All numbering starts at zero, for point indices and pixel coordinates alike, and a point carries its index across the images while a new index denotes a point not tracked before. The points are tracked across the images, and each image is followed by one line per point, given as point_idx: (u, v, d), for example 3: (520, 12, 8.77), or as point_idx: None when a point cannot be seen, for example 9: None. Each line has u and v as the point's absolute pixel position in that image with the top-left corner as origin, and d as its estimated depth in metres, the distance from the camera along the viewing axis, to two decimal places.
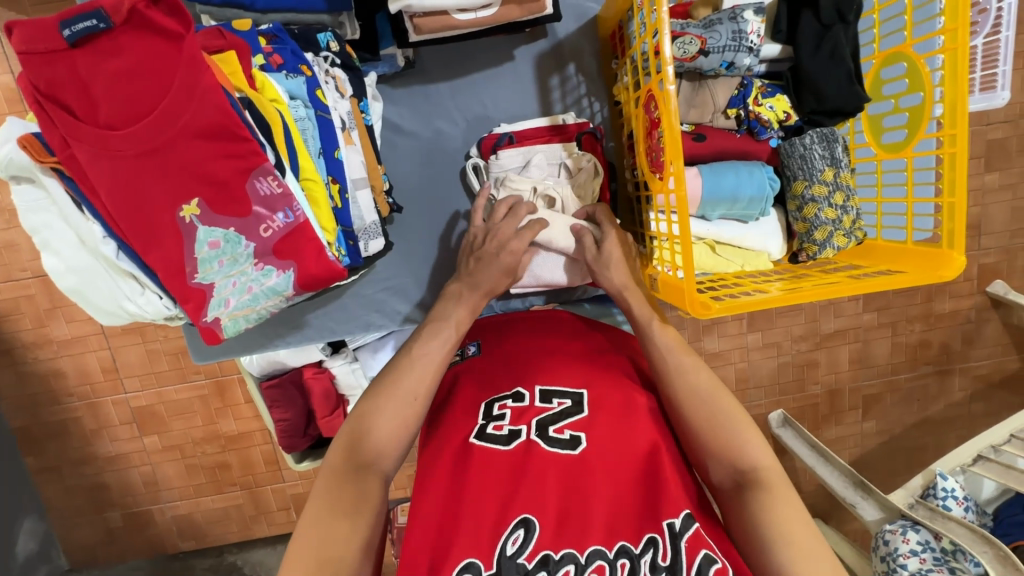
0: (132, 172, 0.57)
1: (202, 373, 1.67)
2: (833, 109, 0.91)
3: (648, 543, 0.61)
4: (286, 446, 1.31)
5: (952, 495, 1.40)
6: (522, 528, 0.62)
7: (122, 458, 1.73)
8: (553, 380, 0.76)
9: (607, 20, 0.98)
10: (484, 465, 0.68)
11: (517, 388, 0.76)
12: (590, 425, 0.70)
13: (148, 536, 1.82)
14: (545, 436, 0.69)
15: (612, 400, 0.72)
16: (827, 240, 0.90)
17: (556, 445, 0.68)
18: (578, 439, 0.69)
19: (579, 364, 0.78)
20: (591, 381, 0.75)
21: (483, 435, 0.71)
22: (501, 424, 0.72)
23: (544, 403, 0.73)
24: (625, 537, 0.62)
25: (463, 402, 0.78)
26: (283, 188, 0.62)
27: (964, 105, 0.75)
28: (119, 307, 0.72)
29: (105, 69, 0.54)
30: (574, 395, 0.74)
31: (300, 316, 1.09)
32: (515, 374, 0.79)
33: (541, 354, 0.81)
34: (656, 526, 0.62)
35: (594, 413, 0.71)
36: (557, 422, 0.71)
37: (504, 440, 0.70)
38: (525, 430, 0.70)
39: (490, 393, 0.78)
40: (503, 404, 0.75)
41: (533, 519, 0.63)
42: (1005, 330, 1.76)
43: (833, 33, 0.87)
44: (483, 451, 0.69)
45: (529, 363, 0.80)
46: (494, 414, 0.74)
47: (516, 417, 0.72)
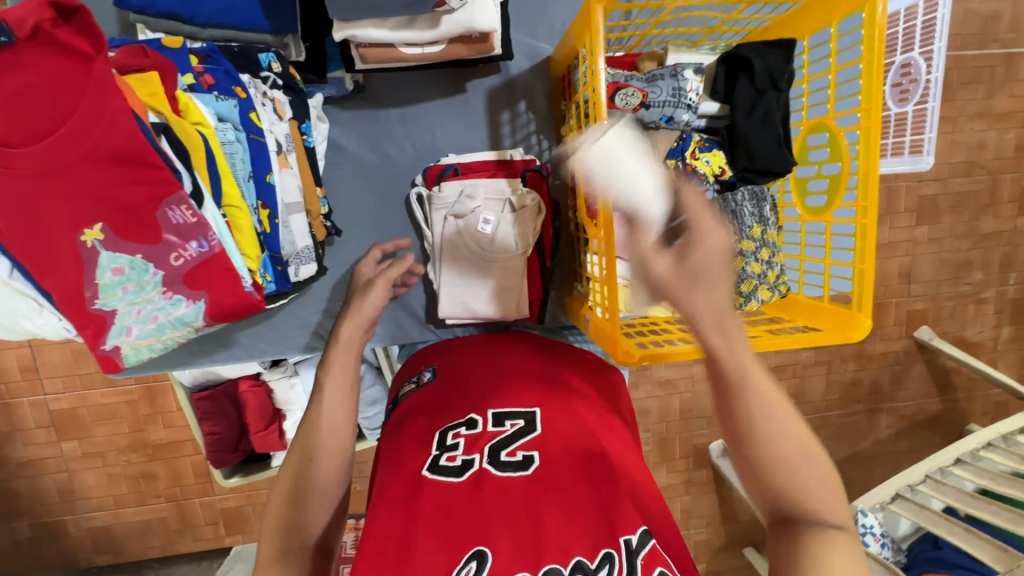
0: (29, 192, 0.54)
1: (132, 377, 1.58)
2: (764, 169, 0.93)
3: (605, 559, 0.55)
4: (215, 460, 1.26)
5: (871, 531, 1.46)
6: (474, 560, 0.57)
7: (36, 464, 1.62)
8: (506, 405, 0.76)
9: (558, 62, 1.00)
10: (435, 495, 0.64)
11: (470, 415, 0.75)
12: (543, 444, 0.68)
13: (59, 549, 1.70)
14: (497, 461, 0.67)
15: (564, 419, 0.72)
16: (752, 292, 0.94)
17: (507, 468, 0.66)
18: (530, 459, 0.66)
19: (533, 388, 0.79)
20: (543, 402, 0.75)
21: (436, 467, 0.68)
22: (454, 455, 0.69)
23: (497, 427, 0.72)
24: (581, 552, 0.56)
25: (414, 432, 0.76)
26: (198, 218, 0.60)
27: (874, 181, 0.80)
28: (15, 324, 0.67)
29: (2, 84, 0.51)
30: (526, 415, 0.73)
31: (229, 334, 1.05)
32: (468, 400, 0.78)
33: (499, 382, 0.81)
34: (613, 541, 0.57)
35: (547, 431, 0.70)
36: (509, 444, 0.69)
37: (456, 471, 0.67)
38: (477, 458, 0.68)
39: (444, 421, 0.76)
40: (456, 433, 0.72)
41: (484, 548, 0.57)
42: (928, 373, 1.87)
43: (765, 98, 0.90)
44: (434, 484, 0.66)
45: (485, 393, 0.79)
46: (447, 444, 0.71)
47: (470, 445, 0.70)
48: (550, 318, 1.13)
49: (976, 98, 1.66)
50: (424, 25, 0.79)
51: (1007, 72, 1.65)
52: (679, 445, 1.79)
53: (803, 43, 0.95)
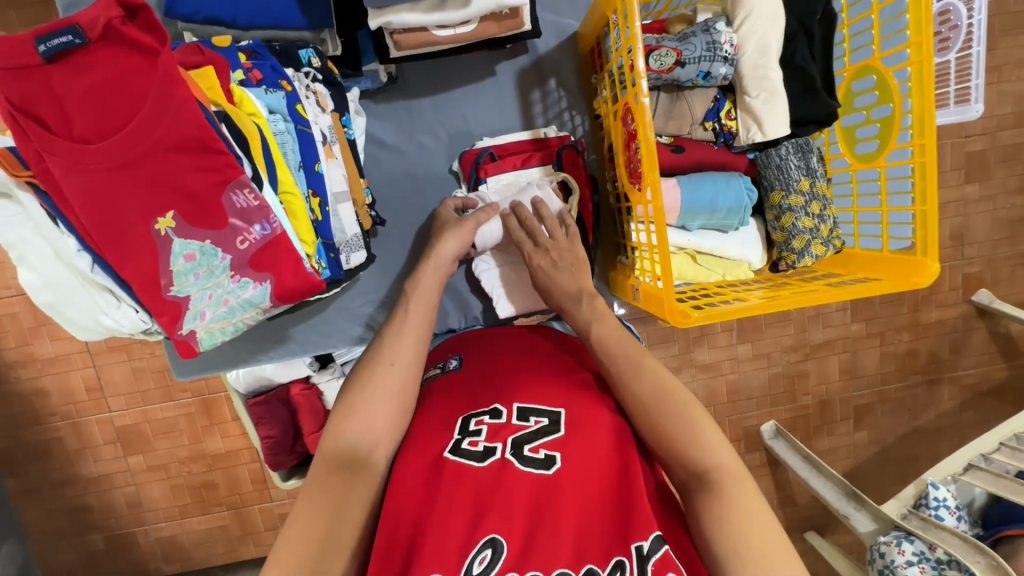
0: (107, 185, 0.57)
1: (188, 391, 1.65)
2: (801, 119, 0.92)
3: (616, 567, 0.57)
4: (272, 463, 1.31)
5: (944, 504, 1.38)
6: (490, 548, 0.59)
7: (105, 479, 1.70)
8: (531, 398, 0.73)
9: (586, 35, 1.00)
10: (456, 480, 0.64)
11: (496, 404, 0.73)
12: (567, 445, 0.66)
13: (131, 559, 1.78)
14: (520, 455, 0.66)
15: (589, 419, 0.69)
16: (805, 248, 0.91)
17: (530, 464, 0.65)
18: (552, 459, 0.65)
19: (557, 383, 0.75)
20: (570, 401, 0.72)
21: (458, 450, 0.68)
22: (476, 440, 0.69)
23: (520, 422, 0.70)
24: (592, 559, 0.58)
25: (440, 408, 0.76)
26: (260, 201, 0.62)
27: (931, 118, 0.77)
28: (94, 321, 0.71)
29: (78, 84, 0.54)
30: (552, 414, 0.70)
31: (284, 330, 1.08)
32: (493, 389, 0.76)
33: (522, 371, 0.78)
34: (623, 549, 0.58)
35: (571, 433, 0.68)
36: (533, 440, 0.67)
37: (478, 456, 0.67)
38: (500, 448, 0.67)
39: (469, 406, 0.75)
40: (480, 419, 0.72)
41: (500, 539, 0.59)
42: (991, 338, 1.77)
43: (795, 42, 0.90)
44: (456, 465, 0.66)
45: (510, 381, 0.77)
46: (470, 429, 0.71)
47: (493, 434, 0.69)
48: None
49: (1021, 45, 1.57)
50: (456, 5, 0.80)
51: None
52: (729, 428, 1.75)
53: None
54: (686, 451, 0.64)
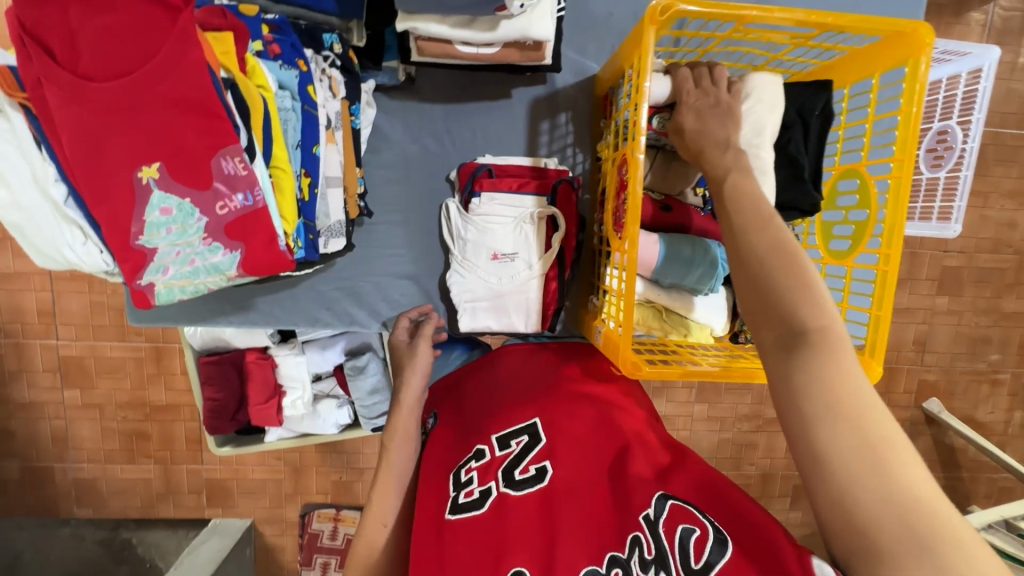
0: (99, 124, 0.58)
1: (143, 335, 1.62)
2: (785, 206, 0.95)
3: (634, 543, 0.56)
4: (210, 427, 1.29)
5: None
6: None
7: (36, 407, 1.65)
8: (504, 425, 0.75)
9: (603, 80, 1.04)
10: (465, 532, 0.64)
11: (477, 446, 0.74)
12: (551, 451, 0.68)
13: (43, 495, 1.71)
14: (513, 481, 0.66)
15: (564, 422, 0.72)
16: None
17: (525, 485, 0.65)
18: (543, 470, 0.66)
19: (529, 403, 0.77)
20: (541, 410, 0.75)
21: (457, 507, 0.67)
22: (471, 489, 0.68)
23: (504, 450, 0.71)
24: (611, 546, 0.57)
25: (430, 472, 0.75)
26: (248, 171, 0.63)
27: (900, 232, 0.81)
28: (56, 253, 0.70)
29: (94, 23, 0.55)
30: (528, 429, 0.72)
31: (249, 298, 1.08)
32: (475, 432, 0.76)
33: (504, 402, 0.80)
34: (633, 523, 0.57)
35: (551, 437, 0.70)
36: (519, 462, 0.68)
37: (477, 504, 0.66)
38: (494, 485, 0.67)
39: (457, 458, 0.75)
40: (468, 468, 0.71)
41: (523, 570, 0.58)
42: (934, 446, 1.83)
43: (791, 132, 0.93)
44: (461, 520, 0.65)
45: (486, 416, 0.78)
46: (462, 480, 0.70)
47: (483, 475, 0.69)
48: (562, 327, 1.13)
49: (1010, 176, 1.66)
50: (483, 26, 0.83)
51: None
52: None
53: (843, 92, 0.97)
54: (792, 303, 0.52)
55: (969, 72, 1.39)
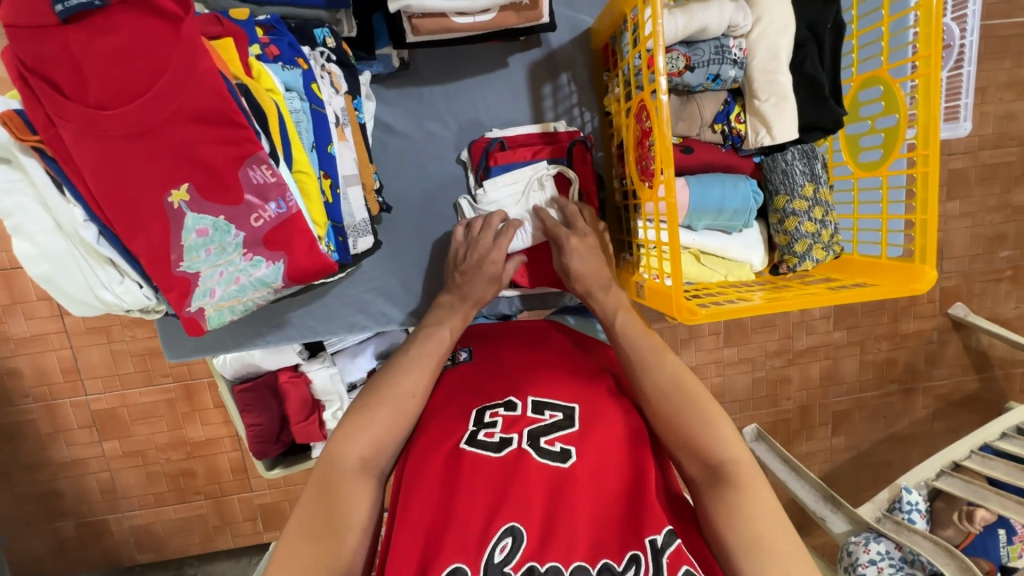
0: (121, 154, 0.56)
1: (170, 376, 1.61)
2: (809, 126, 0.94)
3: (631, 561, 0.59)
4: (257, 451, 1.28)
5: (916, 508, 1.45)
6: (510, 536, 0.61)
7: (79, 464, 1.65)
8: (544, 392, 0.75)
9: (600, 32, 1.00)
10: (475, 471, 0.66)
11: (509, 397, 0.75)
12: (582, 439, 0.69)
13: (103, 548, 1.73)
14: (536, 446, 0.68)
15: (601, 412, 0.72)
16: (807, 252, 0.93)
17: (546, 456, 0.67)
18: (568, 452, 0.68)
19: (572, 379, 0.78)
20: (582, 396, 0.75)
21: (474, 442, 0.70)
22: (492, 432, 0.71)
23: (535, 414, 0.72)
24: (608, 555, 0.60)
25: (449, 406, 0.77)
26: (277, 177, 0.61)
27: (935, 131, 0.79)
28: (94, 297, 0.69)
29: (97, 47, 0.53)
30: (565, 409, 0.73)
31: (282, 315, 1.06)
32: (508, 384, 0.78)
33: (535, 366, 0.80)
34: (637, 543, 0.60)
35: (584, 426, 0.71)
36: (549, 433, 0.70)
37: (495, 447, 0.69)
38: (516, 439, 0.70)
39: (483, 399, 0.76)
40: (495, 412, 0.74)
41: (520, 527, 0.62)
42: (965, 351, 1.84)
43: (805, 50, 0.92)
44: (473, 458, 0.68)
45: (520, 374, 0.79)
46: (486, 421, 0.73)
47: (508, 426, 0.71)
48: None
49: (1004, 68, 1.63)
50: None
51: None
52: None
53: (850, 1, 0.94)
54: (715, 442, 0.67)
55: None
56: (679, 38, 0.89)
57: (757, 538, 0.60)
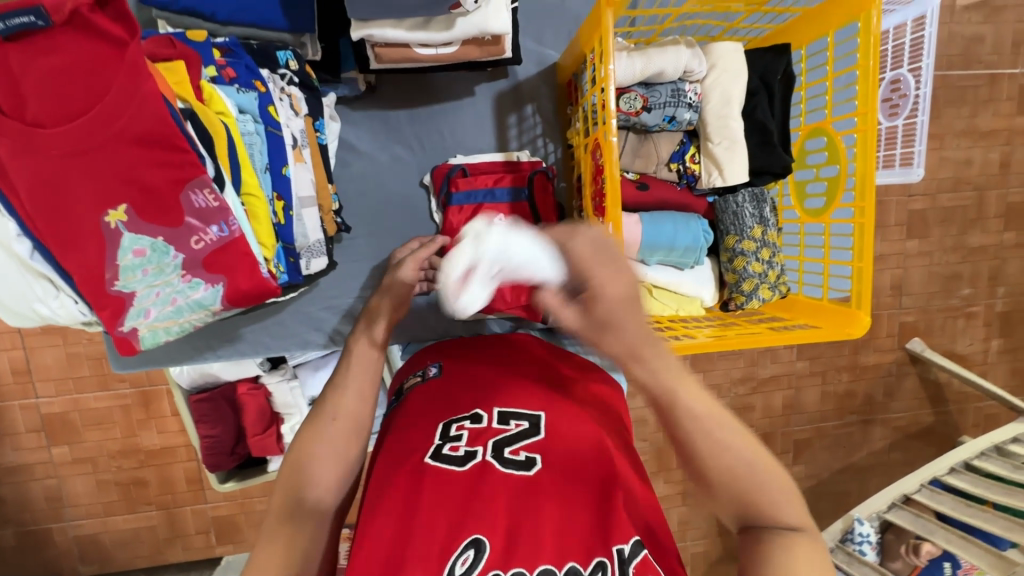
0: (57, 172, 0.55)
1: (127, 381, 1.57)
2: (759, 171, 0.98)
3: (598, 567, 0.55)
4: (210, 465, 1.25)
5: (866, 540, 1.50)
6: (471, 548, 0.57)
7: (24, 469, 1.59)
8: (511, 402, 0.74)
9: (564, 67, 1.03)
10: (437, 482, 0.64)
11: (476, 409, 0.74)
12: (547, 446, 0.67)
13: (46, 558, 1.66)
14: (500, 456, 0.66)
15: (569, 421, 0.71)
16: (753, 292, 0.97)
17: (510, 464, 0.64)
18: (532, 459, 0.65)
19: (540, 390, 0.77)
20: (550, 404, 0.73)
21: (439, 455, 0.67)
22: (457, 445, 0.69)
23: (501, 425, 0.71)
24: (575, 557, 0.56)
25: (416, 420, 0.75)
26: (220, 202, 0.61)
27: (871, 183, 0.83)
28: (28, 309, 0.68)
29: (38, 66, 0.53)
30: (531, 418, 0.72)
31: (235, 329, 1.05)
32: (474, 397, 0.76)
33: (505, 379, 0.79)
34: (607, 549, 0.56)
35: (550, 433, 0.69)
36: (514, 442, 0.68)
37: (459, 460, 0.66)
38: (480, 451, 0.67)
39: (450, 412, 0.75)
40: (460, 426, 0.72)
41: (483, 539, 0.57)
42: (921, 384, 1.89)
43: (756, 98, 0.95)
44: (435, 471, 0.65)
45: (489, 388, 0.78)
46: (450, 435, 0.71)
47: (473, 438, 0.69)
48: None
49: (961, 116, 1.71)
50: (439, 26, 0.82)
51: (991, 92, 1.71)
52: None
53: (801, 52, 0.99)
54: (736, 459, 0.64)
55: (915, 20, 1.40)
56: (637, 80, 0.92)
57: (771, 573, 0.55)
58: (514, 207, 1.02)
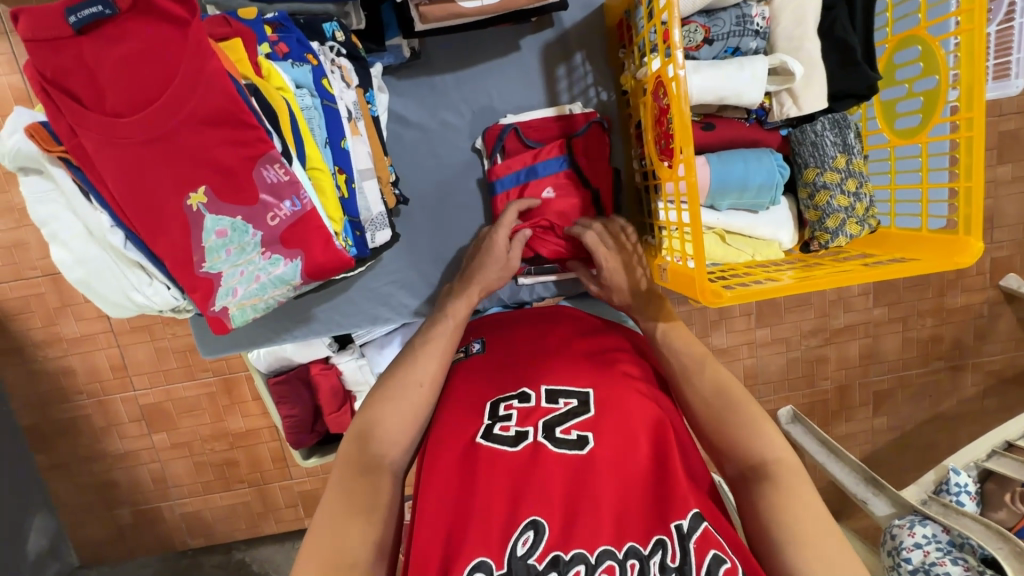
0: (139, 159, 0.57)
1: (210, 370, 1.67)
2: (840, 94, 0.89)
3: (658, 545, 0.60)
4: (292, 442, 1.24)
5: (965, 490, 1.39)
6: (532, 529, 0.62)
7: (131, 456, 1.74)
8: (559, 380, 0.76)
9: (614, 7, 0.96)
10: (491, 463, 0.67)
11: (523, 388, 0.76)
12: (597, 426, 0.69)
13: (158, 534, 1.82)
14: (552, 437, 0.69)
15: (618, 400, 0.72)
16: (839, 228, 0.88)
17: (564, 445, 0.68)
18: (584, 440, 0.68)
19: (586, 366, 0.78)
20: (596, 382, 0.75)
21: (490, 435, 0.71)
22: (507, 425, 0.72)
23: (549, 404, 0.73)
24: (633, 538, 0.61)
25: (462, 396, 0.78)
26: (290, 175, 0.62)
27: (980, 90, 0.73)
28: (126, 299, 0.71)
29: (112, 55, 0.54)
30: (580, 395, 0.73)
31: (307, 310, 1.08)
32: (520, 374, 0.79)
33: (546, 355, 0.81)
34: (664, 528, 0.61)
35: (599, 412, 0.71)
36: (564, 422, 0.70)
37: (511, 440, 0.69)
38: (532, 431, 0.70)
39: (496, 392, 0.77)
40: (509, 405, 0.74)
41: (541, 519, 0.62)
42: (1018, 324, 1.73)
43: (835, 13, 0.87)
44: (490, 450, 0.69)
45: (530, 366, 0.79)
46: (500, 414, 0.73)
47: (523, 418, 0.72)
48: None
49: None
50: None
51: None
52: None
53: None
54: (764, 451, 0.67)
55: None
56: (698, 9, 0.85)
57: (796, 523, 0.61)
58: (571, 172, 0.98)
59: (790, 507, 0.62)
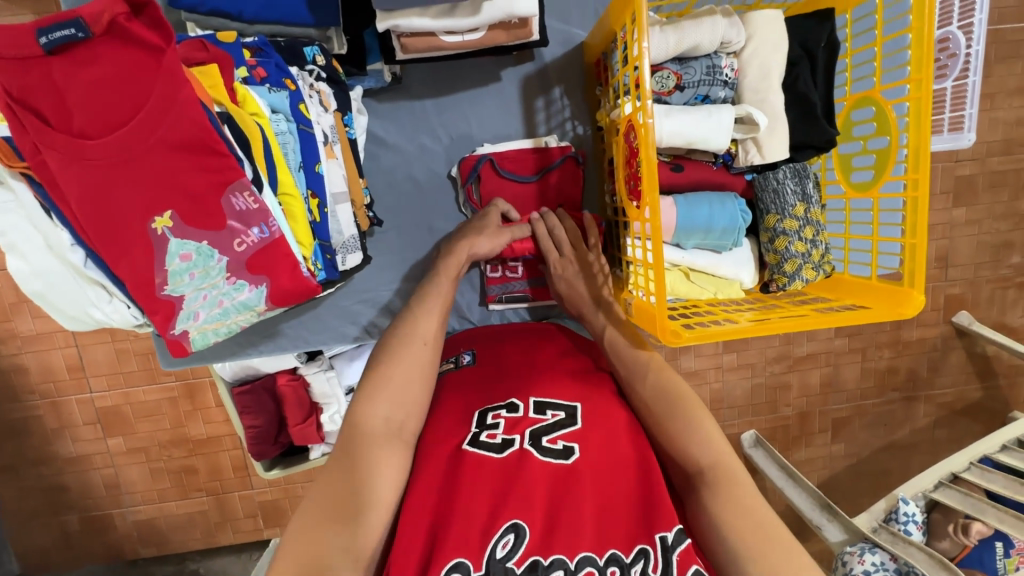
0: (104, 179, 0.57)
1: (173, 375, 1.63)
2: (800, 145, 0.94)
3: (640, 554, 0.61)
4: (255, 453, 1.22)
5: (912, 520, 1.44)
6: (513, 532, 0.62)
7: (83, 459, 1.68)
8: (547, 393, 0.77)
9: (593, 46, 1.00)
10: (477, 470, 0.68)
11: (512, 398, 0.77)
12: (583, 437, 0.71)
13: (106, 542, 1.75)
14: (538, 445, 0.70)
15: (604, 415, 0.74)
16: (796, 272, 0.92)
17: (549, 454, 0.69)
18: (570, 449, 0.70)
19: (574, 381, 0.79)
20: (585, 396, 0.77)
21: (477, 442, 0.71)
22: (494, 433, 0.72)
23: (538, 414, 0.74)
24: (615, 546, 0.62)
25: (452, 407, 0.79)
26: (259, 204, 0.62)
27: (925, 154, 0.78)
28: (84, 314, 0.70)
29: (81, 78, 0.54)
30: (568, 408, 0.75)
31: (274, 326, 1.07)
32: (510, 385, 0.79)
33: (536, 367, 0.83)
34: (647, 538, 0.62)
35: (586, 425, 0.73)
36: (551, 432, 0.72)
37: (497, 447, 0.70)
38: (519, 439, 0.71)
39: (484, 401, 0.78)
40: (497, 414, 0.75)
41: (523, 523, 0.63)
42: (969, 359, 1.82)
43: (798, 68, 0.92)
44: (476, 457, 0.69)
45: (520, 376, 0.81)
46: (488, 422, 0.74)
47: (511, 427, 0.73)
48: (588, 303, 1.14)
49: (1015, 73, 1.59)
50: (464, 12, 0.80)
51: None
52: None
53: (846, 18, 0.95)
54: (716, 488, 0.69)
55: None
56: (670, 56, 0.89)
57: (742, 562, 0.62)
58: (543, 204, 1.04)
59: (740, 546, 0.63)
